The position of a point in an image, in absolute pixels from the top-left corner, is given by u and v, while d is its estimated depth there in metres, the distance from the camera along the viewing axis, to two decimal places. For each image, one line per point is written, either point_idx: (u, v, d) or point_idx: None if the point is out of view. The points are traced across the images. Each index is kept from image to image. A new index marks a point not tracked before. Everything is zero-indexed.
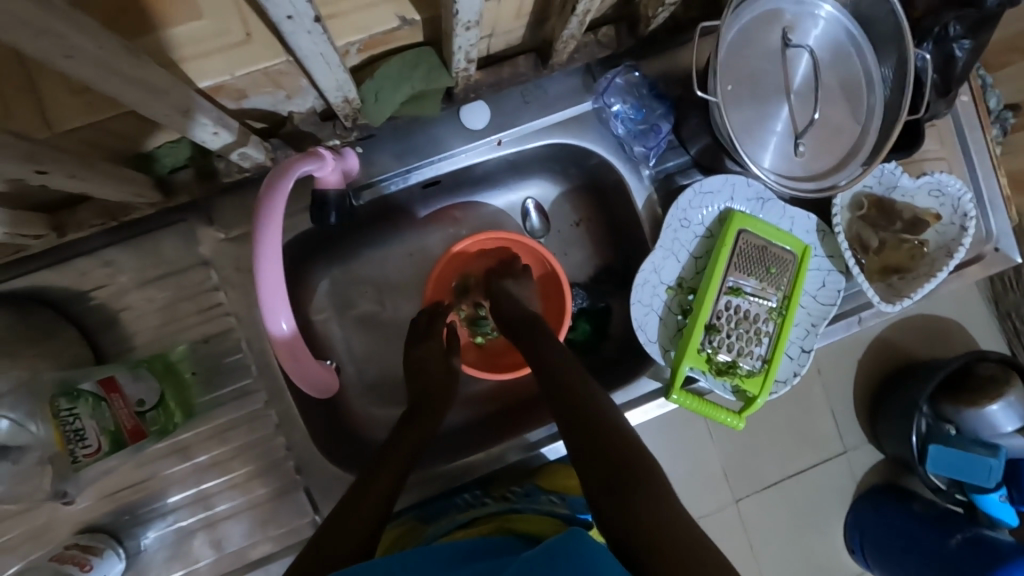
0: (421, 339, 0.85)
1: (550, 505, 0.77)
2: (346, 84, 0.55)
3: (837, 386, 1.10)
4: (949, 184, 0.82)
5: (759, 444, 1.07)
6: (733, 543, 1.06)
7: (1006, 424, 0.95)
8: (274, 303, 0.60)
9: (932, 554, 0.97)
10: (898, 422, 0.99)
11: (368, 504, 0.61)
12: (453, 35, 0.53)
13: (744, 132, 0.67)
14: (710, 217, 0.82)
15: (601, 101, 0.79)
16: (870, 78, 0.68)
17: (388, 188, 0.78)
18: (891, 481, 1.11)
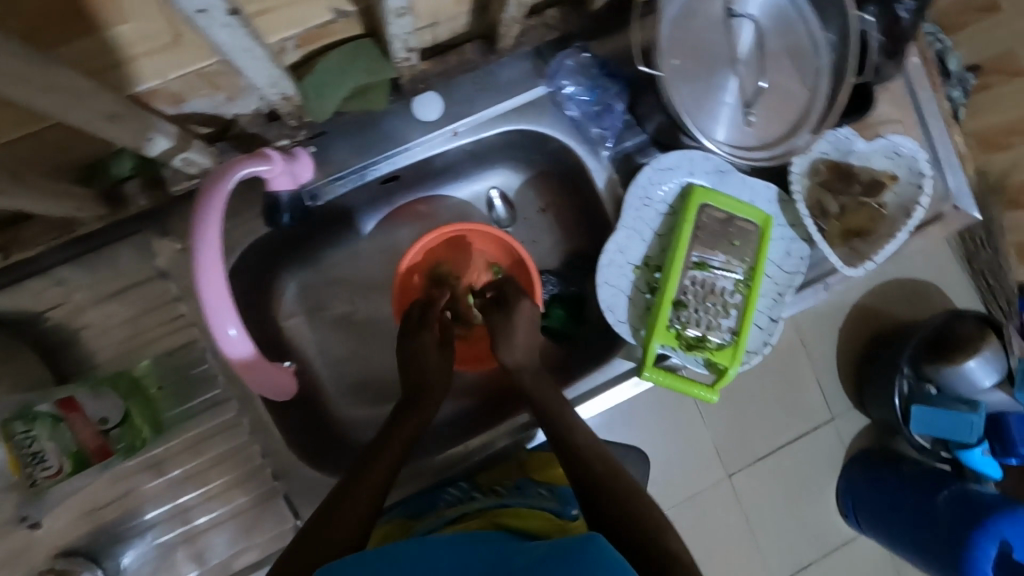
0: (414, 331, 0.80)
1: (540, 498, 0.76)
2: (280, 80, 0.54)
3: (823, 355, 1.11)
4: (902, 145, 0.83)
5: (750, 419, 1.08)
6: (732, 519, 1.07)
7: (985, 380, 1.00)
8: (222, 313, 0.59)
9: (916, 512, 0.99)
10: (883, 386, 1.03)
11: (357, 506, 0.63)
12: (387, 23, 0.52)
13: (694, 105, 0.67)
14: (671, 193, 0.82)
15: (554, 84, 0.79)
16: (815, 41, 0.69)
17: (344, 186, 0.77)
18: (879, 445, 1.12)
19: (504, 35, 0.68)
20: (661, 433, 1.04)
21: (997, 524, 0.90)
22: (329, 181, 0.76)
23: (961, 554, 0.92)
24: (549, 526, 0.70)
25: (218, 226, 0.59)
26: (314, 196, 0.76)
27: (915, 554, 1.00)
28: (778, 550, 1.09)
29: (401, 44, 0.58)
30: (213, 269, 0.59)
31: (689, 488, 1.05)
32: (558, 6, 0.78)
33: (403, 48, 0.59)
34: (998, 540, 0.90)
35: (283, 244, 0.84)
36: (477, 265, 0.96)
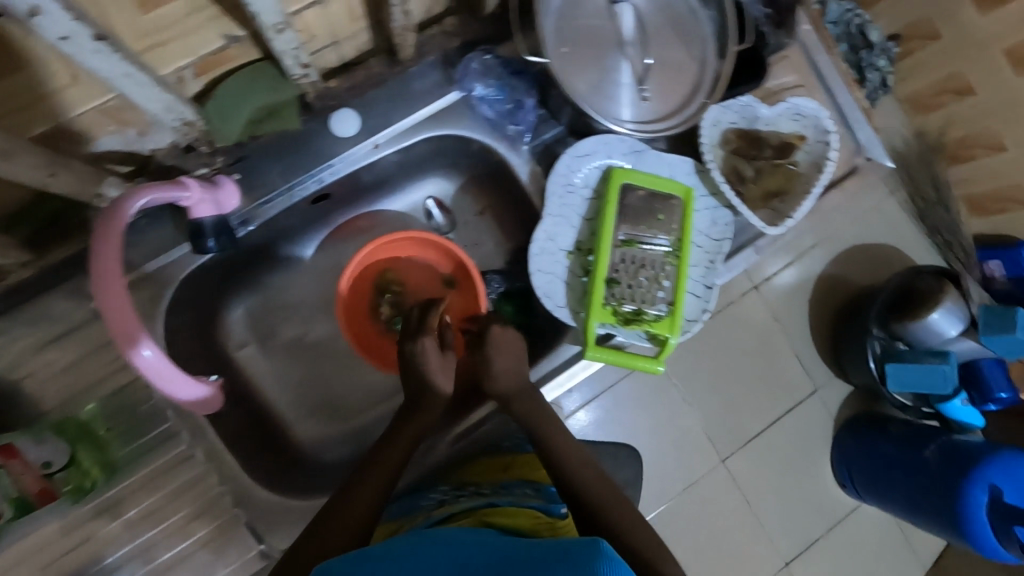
0: (415, 334, 0.80)
1: (525, 497, 0.78)
2: (174, 105, 0.61)
3: (796, 331, 1.21)
4: (804, 106, 0.87)
5: (737, 402, 1.18)
6: (732, 500, 1.16)
7: (951, 330, 1.07)
8: (129, 332, 0.61)
9: (910, 471, 1.06)
10: (856, 350, 1.12)
11: (362, 506, 0.68)
12: (269, 40, 0.56)
13: (589, 90, 0.71)
14: (593, 178, 0.86)
15: (465, 88, 0.82)
16: (695, 15, 0.73)
17: (273, 209, 0.79)
18: (865, 410, 1.22)
19: (400, 45, 0.72)
20: (659, 425, 1.14)
21: (984, 470, 0.96)
22: (259, 206, 0.78)
23: (953, 503, 0.98)
24: (538, 525, 0.72)
25: (116, 258, 0.61)
26: (244, 222, 0.78)
27: (916, 513, 1.06)
28: (781, 522, 1.18)
29: (292, 58, 0.61)
30: (113, 294, 0.61)
31: (690, 473, 1.15)
32: (454, 15, 0.84)
33: (295, 63, 0.63)
34: (988, 485, 0.96)
35: (221, 274, 0.86)
36: (419, 271, 0.97)
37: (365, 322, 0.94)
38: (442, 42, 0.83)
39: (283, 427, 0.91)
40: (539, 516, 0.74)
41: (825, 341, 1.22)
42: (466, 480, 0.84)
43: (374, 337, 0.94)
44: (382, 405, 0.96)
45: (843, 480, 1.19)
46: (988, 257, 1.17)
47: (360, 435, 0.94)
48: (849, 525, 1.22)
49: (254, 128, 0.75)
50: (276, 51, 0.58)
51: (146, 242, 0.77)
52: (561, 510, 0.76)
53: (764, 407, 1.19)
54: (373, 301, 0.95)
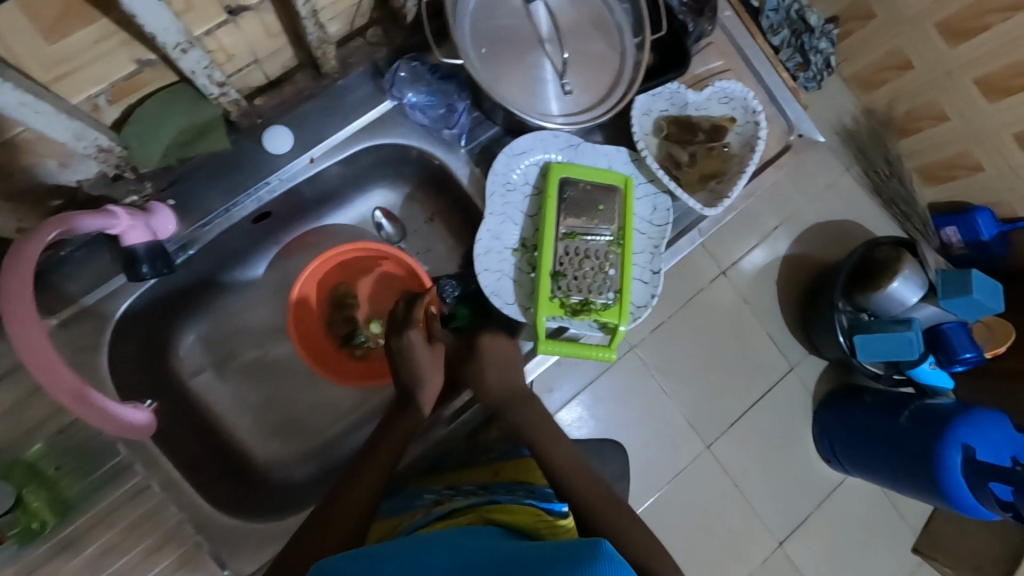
0: (399, 328, 0.79)
1: (521, 496, 0.76)
2: (84, 131, 0.62)
3: (767, 311, 1.26)
4: (731, 90, 0.89)
5: (715, 388, 1.21)
6: (720, 485, 1.19)
7: (912, 296, 1.13)
8: (51, 371, 0.58)
9: (889, 438, 1.12)
10: (826, 324, 1.17)
11: (356, 505, 0.68)
12: (177, 60, 0.58)
13: (512, 88, 0.71)
14: (532, 175, 0.87)
15: (399, 95, 0.83)
16: (612, 9, 0.75)
17: (213, 230, 0.79)
18: (842, 382, 1.29)
19: (322, 59, 0.73)
20: (644, 417, 1.16)
21: (955, 430, 1.02)
22: (198, 231, 0.78)
23: (930, 465, 1.04)
24: (538, 523, 0.70)
25: (27, 285, 0.58)
26: (181, 246, 0.78)
27: (896, 479, 1.12)
28: (771, 499, 1.22)
29: (205, 75, 0.62)
30: (24, 322, 0.57)
31: (681, 462, 1.17)
32: (378, 26, 0.84)
33: (210, 83, 0.64)
34: (960, 445, 1.02)
35: (169, 301, 0.85)
36: (376, 287, 0.97)
37: (319, 334, 0.93)
38: (367, 52, 0.83)
39: (246, 451, 0.90)
40: (540, 515, 0.71)
41: (795, 318, 1.28)
42: (455, 481, 0.84)
43: (328, 351, 0.93)
44: (347, 419, 0.96)
45: (826, 454, 1.24)
46: (946, 224, 1.26)
47: (326, 451, 0.94)
48: (837, 497, 1.27)
49: (184, 151, 0.75)
50: (183, 71, 0.59)
51: (82, 274, 0.76)
52: (563, 509, 0.72)
53: (742, 391, 1.22)
54: (327, 313, 0.94)
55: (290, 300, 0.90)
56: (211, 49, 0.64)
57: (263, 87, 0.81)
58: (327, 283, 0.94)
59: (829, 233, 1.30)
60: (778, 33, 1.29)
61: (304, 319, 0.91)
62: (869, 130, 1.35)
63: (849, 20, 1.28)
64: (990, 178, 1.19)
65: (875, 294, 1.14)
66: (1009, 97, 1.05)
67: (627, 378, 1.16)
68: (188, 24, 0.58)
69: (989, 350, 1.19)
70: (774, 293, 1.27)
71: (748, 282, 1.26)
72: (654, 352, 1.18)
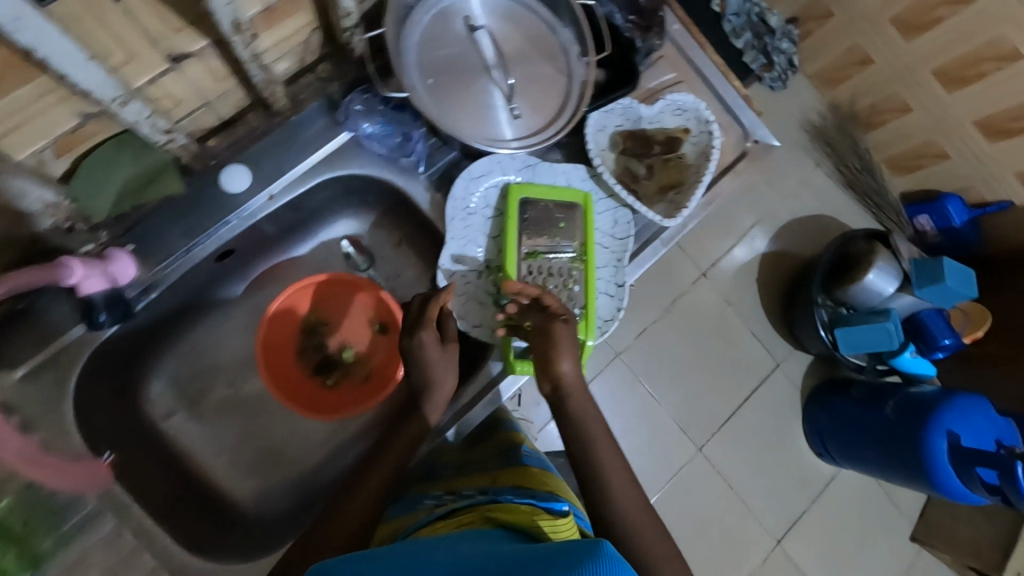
0: (411, 329, 0.80)
1: (525, 493, 0.71)
2: (33, 188, 0.64)
3: (749, 311, 1.30)
4: (683, 101, 0.91)
5: (703, 389, 1.25)
6: (714, 484, 1.22)
7: (888, 287, 1.15)
8: None
9: (877, 429, 1.13)
10: (807, 319, 1.20)
11: (362, 510, 0.70)
12: (119, 112, 0.62)
13: (459, 113, 0.72)
14: (492, 197, 0.88)
15: (354, 127, 0.84)
16: (557, 35, 0.78)
17: (174, 272, 0.79)
18: (828, 376, 1.33)
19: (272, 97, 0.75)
20: (635, 423, 1.18)
21: (939, 418, 1.02)
22: (159, 276, 0.78)
23: (919, 453, 1.04)
24: (536, 523, 0.64)
25: None
26: (143, 291, 0.77)
27: (888, 469, 1.12)
28: (766, 496, 1.25)
29: (149, 125, 0.66)
30: None
31: (674, 465, 1.20)
32: (328, 60, 0.84)
33: (154, 130, 0.68)
34: (945, 432, 1.02)
35: (136, 346, 0.85)
36: (355, 321, 0.97)
37: (291, 364, 0.94)
38: (318, 87, 0.83)
39: (223, 489, 0.90)
40: (541, 514, 0.66)
41: (778, 316, 1.32)
42: (458, 486, 0.78)
43: (300, 380, 0.93)
44: (325, 449, 0.96)
45: (817, 448, 1.28)
46: (918, 212, 1.30)
47: (305, 483, 0.93)
48: (831, 492, 1.30)
49: (137, 196, 0.75)
50: (127, 122, 0.63)
51: (40, 326, 0.75)
52: (564, 508, 0.68)
53: (728, 389, 1.26)
54: (298, 342, 0.95)
55: (260, 325, 0.90)
56: (157, 96, 0.65)
57: (215, 128, 0.81)
58: (306, 308, 0.96)
59: (805, 228, 1.35)
60: (740, 37, 1.32)
61: (274, 344, 0.92)
62: (837, 125, 1.39)
63: (807, 20, 1.34)
64: (956, 165, 1.23)
65: (852, 288, 1.16)
66: (968, 86, 1.10)
67: (617, 382, 1.20)
68: (128, 77, 0.61)
69: (968, 334, 1.20)
70: (756, 289, 1.31)
71: (730, 282, 1.30)
72: (640, 359, 1.22)
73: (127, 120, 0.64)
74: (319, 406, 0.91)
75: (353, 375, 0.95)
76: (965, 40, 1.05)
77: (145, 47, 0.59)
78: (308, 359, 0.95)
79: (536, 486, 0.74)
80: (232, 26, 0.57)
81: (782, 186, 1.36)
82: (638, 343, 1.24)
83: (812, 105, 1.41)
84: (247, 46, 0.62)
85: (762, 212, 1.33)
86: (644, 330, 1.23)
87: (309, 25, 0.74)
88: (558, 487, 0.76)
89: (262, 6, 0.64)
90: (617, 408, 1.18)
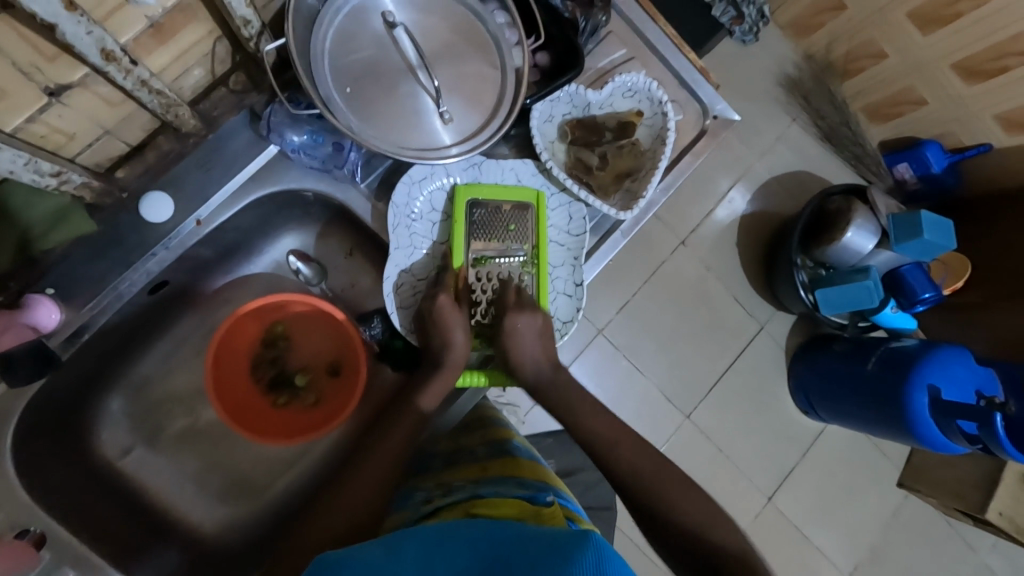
0: (432, 292, 0.79)
1: (510, 488, 0.70)
2: None
3: (727, 276, 1.27)
4: (634, 82, 0.86)
5: (687, 356, 1.24)
6: (701, 450, 1.22)
7: (865, 243, 1.09)
8: None
9: (857, 384, 1.10)
10: (786, 279, 1.16)
11: (363, 499, 0.67)
12: None
13: (384, 123, 0.70)
14: (438, 201, 0.83)
15: (280, 139, 0.78)
16: (486, 22, 0.73)
17: (103, 314, 0.75)
18: (810, 333, 1.31)
19: (177, 120, 0.72)
20: (621, 392, 1.19)
21: (920, 371, 0.98)
22: (88, 318, 0.74)
23: (899, 407, 1.00)
24: (522, 513, 0.63)
25: None
26: (70, 339, 0.73)
27: (870, 422, 1.10)
28: (754, 457, 1.26)
29: (30, 170, 0.61)
30: None
31: (662, 432, 1.20)
32: (241, 70, 0.78)
33: (38, 176, 0.63)
34: (926, 386, 0.97)
35: (76, 392, 0.80)
36: (313, 341, 0.94)
37: (244, 377, 0.91)
38: (234, 101, 0.79)
39: (191, 522, 0.89)
40: (525, 505, 0.65)
41: (758, 273, 1.29)
42: (448, 480, 0.78)
43: (251, 394, 0.90)
44: (292, 470, 0.94)
45: (804, 406, 1.27)
46: (897, 160, 1.24)
47: (274, 509, 0.92)
48: (820, 446, 1.30)
49: (43, 241, 0.70)
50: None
51: None
52: (546, 497, 0.67)
53: (711, 355, 1.25)
54: (257, 354, 0.92)
55: (215, 337, 0.84)
56: (42, 132, 0.60)
57: (125, 155, 0.75)
58: (260, 317, 0.91)
59: (784, 185, 1.30)
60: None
61: (225, 357, 0.87)
62: (812, 76, 1.34)
63: None
64: (933, 111, 1.17)
65: (829, 247, 1.11)
66: (943, 27, 1.03)
67: (597, 359, 1.18)
68: (1, 119, 0.56)
69: (947, 286, 1.16)
70: (736, 252, 1.27)
71: (710, 248, 1.26)
72: (623, 330, 1.21)
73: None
74: (261, 428, 0.87)
75: (299, 401, 0.92)
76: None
77: (19, 82, 0.54)
78: (262, 373, 0.92)
79: (526, 477, 0.74)
80: (100, 54, 0.56)
81: (757, 142, 1.30)
82: (620, 316, 1.21)
83: (786, 55, 1.34)
84: (126, 73, 0.60)
85: (740, 168, 1.28)
86: (623, 304, 1.21)
87: (211, 35, 0.67)
88: (546, 477, 0.76)
89: (146, 22, 0.59)
90: (600, 380, 1.18)
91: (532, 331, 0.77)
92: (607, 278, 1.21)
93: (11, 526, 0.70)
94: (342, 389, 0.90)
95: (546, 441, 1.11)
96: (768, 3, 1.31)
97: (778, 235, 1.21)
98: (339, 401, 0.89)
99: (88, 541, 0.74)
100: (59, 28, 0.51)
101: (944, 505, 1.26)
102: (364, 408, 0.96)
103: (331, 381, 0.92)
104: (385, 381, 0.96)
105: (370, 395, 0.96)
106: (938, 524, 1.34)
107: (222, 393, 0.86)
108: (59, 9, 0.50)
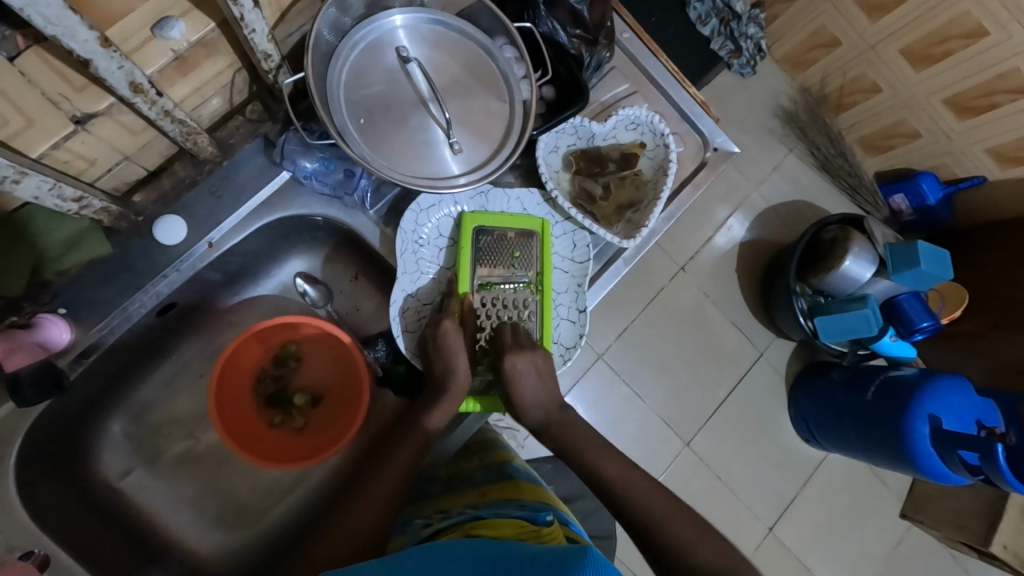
0: (438, 316, 0.80)
1: (510, 509, 0.70)
2: None
3: (727, 303, 1.28)
4: (637, 115, 0.88)
5: (687, 382, 1.24)
6: (701, 478, 1.22)
7: (863, 273, 1.11)
8: None
9: (858, 413, 1.10)
10: (785, 307, 1.17)
11: (366, 522, 0.67)
12: (13, 187, 0.58)
13: (395, 154, 0.72)
14: (445, 226, 0.85)
15: (292, 165, 0.80)
16: (497, 59, 0.76)
17: (111, 336, 0.76)
18: (807, 360, 1.32)
19: (195, 148, 0.74)
20: (621, 418, 1.19)
21: (920, 401, 0.98)
22: (98, 337, 0.75)
23: (899, 436, 1.00)
24: (523, 534, 0.63)
25: None
26: (78, 358, 0.74)
27: (870, 452, 1.10)
28: (754, 487, 1.25)
29: (54, 196, 0.63)
30: None
31: (663, 459, 1.20)
32: (258, 100, 0.80)
33: (61, 201, 0.64)
34: (926, 416, 0.97)
35: (79, 413, 0.81)
36: (316, 362, 0.94)
37: (247, 390, 0.91)
38: (250, 128, 0.81)
39: (189, 546, 0.88)
40: (526, 525, 0.65)
41: (756, 301, 1.30)
42: (448, 504, 0.78)
43: (248, 407, 0.91)
44: (293, 494, 0.94)
45: (804, 434, 1.27)
46: (894, 192, 1.27)
47: (272, 533, 0.92)
48: (821, 477, 1.30)
49: (57, 264, 0.72)
50: (25, 196, 0.60)
51: None
52: (546, 516, 0.67)
53: (710, 381, 1.26)
54: (263, 367, 0.93)
55: (222, 354, 0.85)
56: (65, 158, 0.62)
57: (142, 180, 0.77)
58: (269, 332, 0.92)
59: (782, 214, 1.33)
60: (707, 23, 1.29)
61: (229, 369, 0.88)
62: (809, 108, 1.37)
63: (772, 4, 1.30)
64: (927, 145, 1.20)
65: (828, 276, 1.12)
66: (935, 64, 1.07)
67: (597, 383, 1.19)
68: (26, 145, 0.58)
69: (946, 314, 1.17)
70: (735, 279, 1.29)
71: (709, 274, 1.28)
72: (623, 358, 1.21)
73: (21, 194, 0.59)
74: (251, 445, 0.87)
75: (292, 421, 0.92)
76: (929, 16, 1.02)
77: (47, 112, 0.57)
78: (263, 387, 0.92)
79: (526, 497, 0.74)
80: (129, 86, 0.57)
81: (755, 172, 1.33)
82: (620, 342, 1.22)
83: (782, 88, 1.38)
84: (152, 104, 0.62)
85: (739, 198, 1.31)
86: (624, 328, 1.22)
87: (230, 67, 0.70)
88: (546, 496, 0.76)
89: (171, 55, 0.61)
90: (602, 407, 1.18)
91: (540, 358, 0.77)
92: (607, 305, 1.22)
93: (9, 549, 0.69)
94: (331, 419, 0.91)
95: (546, 467, 1.11)
96: (764, 38, 1.35)
97: (777, 266, 1.23)
98: (334, 432, 0.88)
99: (87, 567, 0.73)
100: (93, 63, 0.53)
101: (947, 538, 1.24)
102: (365, 433, 0.96)
103: (322, 409, 0.93)
104: (386, 405, 0.97)
105: (372, 418, 0.97)
106: (942, 557, 1.32)
107: (223, 413, 0.86)
108: (95, 46, 0.51)
